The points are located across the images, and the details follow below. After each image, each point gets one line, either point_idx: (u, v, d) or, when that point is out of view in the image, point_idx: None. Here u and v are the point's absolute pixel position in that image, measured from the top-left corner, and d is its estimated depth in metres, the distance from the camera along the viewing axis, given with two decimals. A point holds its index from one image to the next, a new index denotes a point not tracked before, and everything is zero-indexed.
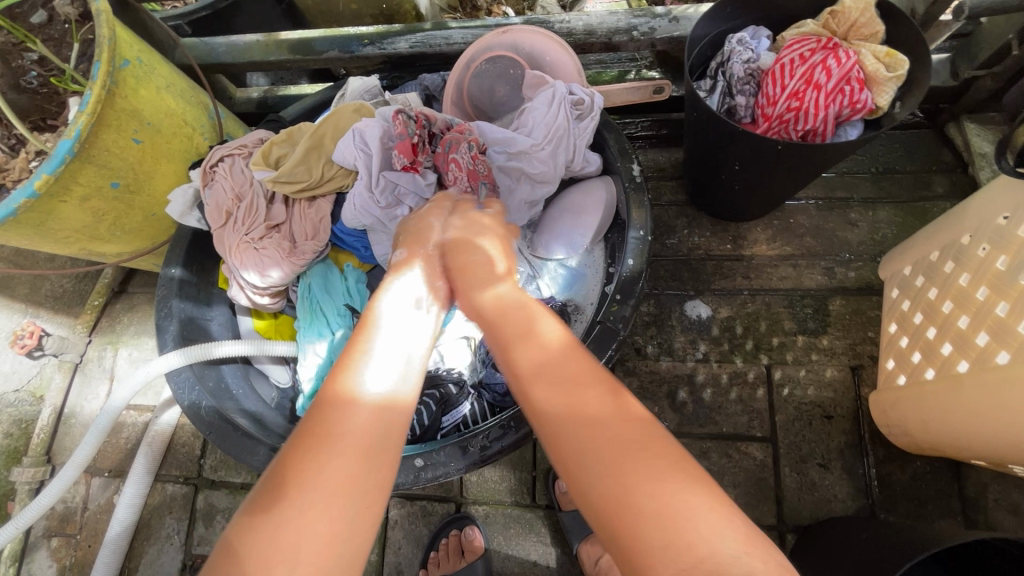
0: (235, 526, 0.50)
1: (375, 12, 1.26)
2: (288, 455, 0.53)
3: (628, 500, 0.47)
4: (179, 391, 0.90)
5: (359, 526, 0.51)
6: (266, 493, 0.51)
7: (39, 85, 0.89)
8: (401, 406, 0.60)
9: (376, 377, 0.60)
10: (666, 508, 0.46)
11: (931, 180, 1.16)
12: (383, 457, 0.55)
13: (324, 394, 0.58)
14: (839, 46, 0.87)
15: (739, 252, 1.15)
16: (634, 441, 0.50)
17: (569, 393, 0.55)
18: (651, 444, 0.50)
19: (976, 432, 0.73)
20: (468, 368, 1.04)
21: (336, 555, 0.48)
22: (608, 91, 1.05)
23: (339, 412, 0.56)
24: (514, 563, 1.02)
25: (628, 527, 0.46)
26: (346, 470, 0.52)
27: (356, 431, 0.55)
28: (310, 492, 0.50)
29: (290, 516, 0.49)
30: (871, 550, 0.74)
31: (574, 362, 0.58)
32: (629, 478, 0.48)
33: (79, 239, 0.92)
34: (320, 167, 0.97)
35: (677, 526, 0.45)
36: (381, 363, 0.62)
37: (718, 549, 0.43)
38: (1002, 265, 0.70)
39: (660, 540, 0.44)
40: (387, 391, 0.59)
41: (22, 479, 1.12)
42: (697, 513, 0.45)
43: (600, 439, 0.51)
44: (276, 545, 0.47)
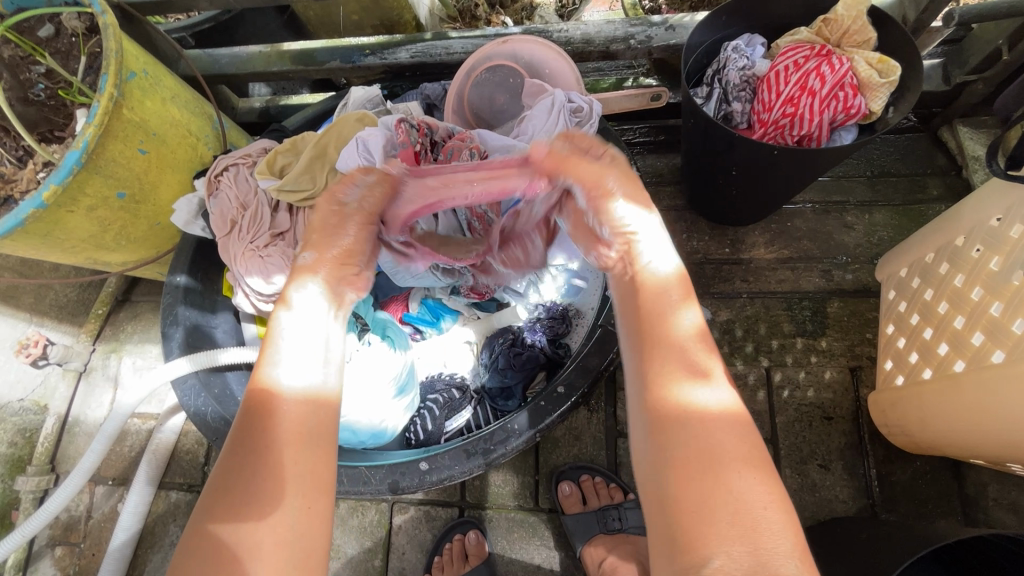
0: (196, 525, 0.50)
1: (376, 23, 1.27)
2: (236, 454, 0.53)
3: (703, 486, 0.48)
4: (184, 398, 0.91)
5: (314, 515, 0.52)
6: (232, 486, 0.51)
7: (47, 97, 0.91)
8: (326, 397, 0.57)
9: (294, 369, 0.57)
10: (740, 505, 0.47)
11: (926, 183, 1.17)
12: (320, 447, 0.54)
13: (248, 392, 0.56)
14: (832, 53, 0.89)
15: (737, 256, 1.16)
16: (726, 431, 0.50)
17: (669, 369, 0.54)
18: (737, 433, 0.50)
19: (975, 430, 0.74)
20: (471, 373, 1.06)
21: (295, 544, 0.50)
22: (607, 99, 1.07)
23: (268, 406, 0.54)
24: (518, 567, 1.02)
25: (690, 513, 0.47)
26: (292, 462, 0.52)
27: (290, 423, 0.54)
28: (265, 489, 0.51)
29: (250, 516, 0.49)
30: (873, 549, 0.75)
31: (682, 329, 0.57)
32: (712, 471, 0.48)
33: (85, 248, 0.93)
34: (323, 175, 0.97)
35: (749, 520, 0.46)
36: (298, 358, 0.58)
37: (784, 556, 0.44)
38: (995, 266, 0.71)
39: (717, 532, 0.46)
40: (303, 385, 0.56)
41: (27, 488, 1.12)
42: (767, 512, 0.47)
43: (704, 427, 0.50)
44: (245, 542, 0.48)
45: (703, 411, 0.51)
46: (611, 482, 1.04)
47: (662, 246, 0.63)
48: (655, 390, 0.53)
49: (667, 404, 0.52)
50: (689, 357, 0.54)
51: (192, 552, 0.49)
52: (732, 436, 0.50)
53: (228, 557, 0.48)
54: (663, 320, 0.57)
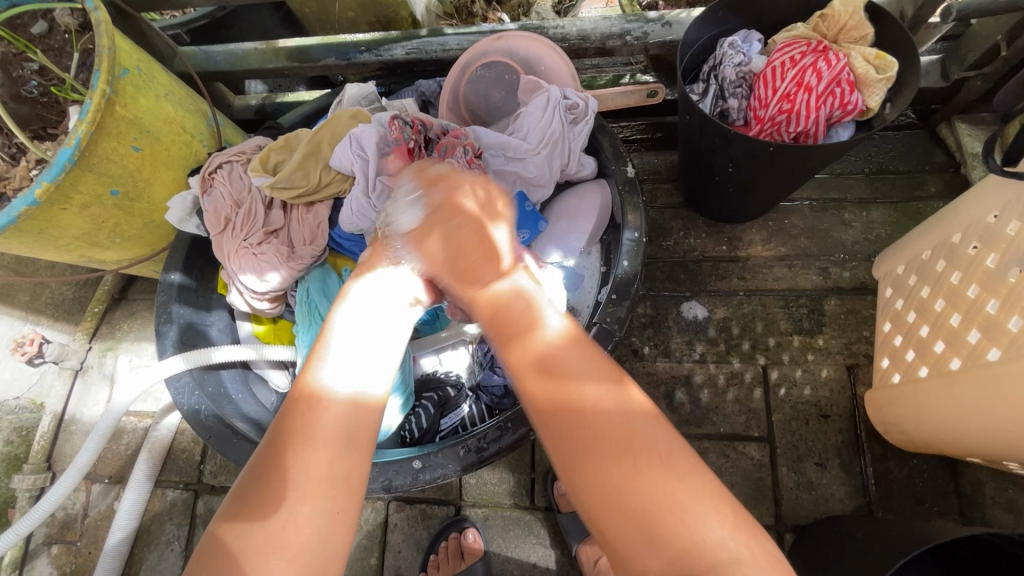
0: (220, 523, 0.52)
1: (372, 19, 1.27)
2: (272, 455, 0.55)
3: (612, 479, 0.51)
4: (178, 396, 0.91)
5: (338, 522, 0.53)
6: (256, 488, 0.53)
7: (40, 94, 0.90)
8: (371, 405, 0.60)
9: (340, 372, 0.60)
10: (662, 498, 0.49)
11: (924, 180, 1.17)
12: (354, 455, 0.56)
13: (295, 390, 0.59)
14: (828, 49, 0.89)
15: (734, 253, 1.15)
16: (616, 420, 0.54)
17: (548, 369, 0.58)
18: (621, 421, 0.54)
19: (971, 428, 0.73)
20: (466, 371, 1.05)
21: (315, 552, 0.51)
22: (603, 95, 1.06)
23: (310, 407, 0.57)
24: (514, 565, 1.02)
25: (609, 511, 0.51)
26: (324, 469, 0.54)
27: (327, 427, 0.56)
28: (294, 495, 0.52)
29: (276, 518, 0.51)
30: (868, 548, 0.74)
31: (569, 338, 0.61)
32: (618, 463, 0.51)
33: (79, 246, 0.93)
34: (317, 172, 0.98)
35: (672, 515, 0.49)
36: (346, 361, 0.61)
37: (703, 537, 0.48)
38: (992, 264, 0.71)
39: (636, 525, 0.49)
40: (352, 391, 0.59)
41: (23, 486, 1.12)
42: (690, 503, 0.49)
43: (607, 431, 0.53)
44: (268, 543, 0.50)
45: (580, 402, 0.55)
46: None
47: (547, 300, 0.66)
48: (534, 384, 0.58)
49: (549, 399, 0.57)
50: (567, 352, 0.59)
51: (206, 555, 0.50)
52: (639, 437, 0.53)
53: (250, 559, 0.49)
54: (531, 326, 0.62)
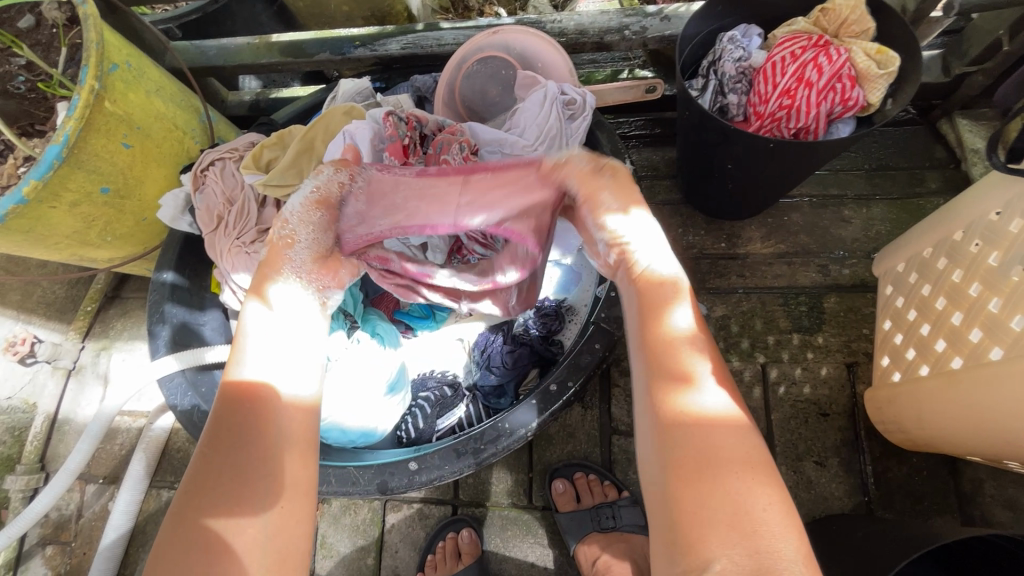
0: (168, 522, 0.51)
1: (366, 14, 1.25)
2: (222, 455, 0.54)
3: (703, 492, 0.46)
4: (172, 396, 0.90)
5: (286, 516, 0.53)
6: (204, 489, 0.52)
7: (27, 90, 0.88)
8: (305, 406, 0.59)
9: (264, 371, 0.58)
10: (737, 504, 0.45)
11: (924, 177, 1.16)
12: (296, 453, 0.56)
13: (221, 393, 0.57)
14: (829, 44, 0.87)
15: (733, 250, 1.15)
16: (730, 438, 0.48)
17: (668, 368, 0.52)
18: (741, 434, 0.49)
19: (973, 427, 0.73)
20: (463, 370, 1.04)
21: (267, 548, 0.51)
22: (600, 91, 1.05)
23: (245, 411, 0.55)
24: (511, 565, 1.01)
25: (692, 508, 0.46)
26: (266, 468, 0.53)
27: (267, 427, 0.55)
28: (244, 492, 0.52)
29: (229, 515, 0.51)
30: (870, 548, 0.74)
31: (699, 351, 0.54)
32: (711, 471, 0.47)
33: (69, 245, 0.91)
34: (311, 169, 0.96)
35: (752, 520, 0.45)
36: (266, 360, 0.59)
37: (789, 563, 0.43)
38: (994, 261, 0.70)
39: (730, 544, 0.44)
40: (287, 390, 0.58)
41: (16, 487, 1.11)
42: (769, 513, 0.45)
43: (699, 426, 0.49)
44: (226, 539, 0.50)
45: (702, 414, 0.50)
46: (605, 480, 1.03)
47: (659, 251, 0.62)
48: (657, 394, 0.52)
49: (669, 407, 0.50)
50: (699, 347, 0.54)
51: (165, 551, 0.50)
52: (731, 432, 0.49)
53: (203, 556, 0.49)
54: (671, 341, 0.54)
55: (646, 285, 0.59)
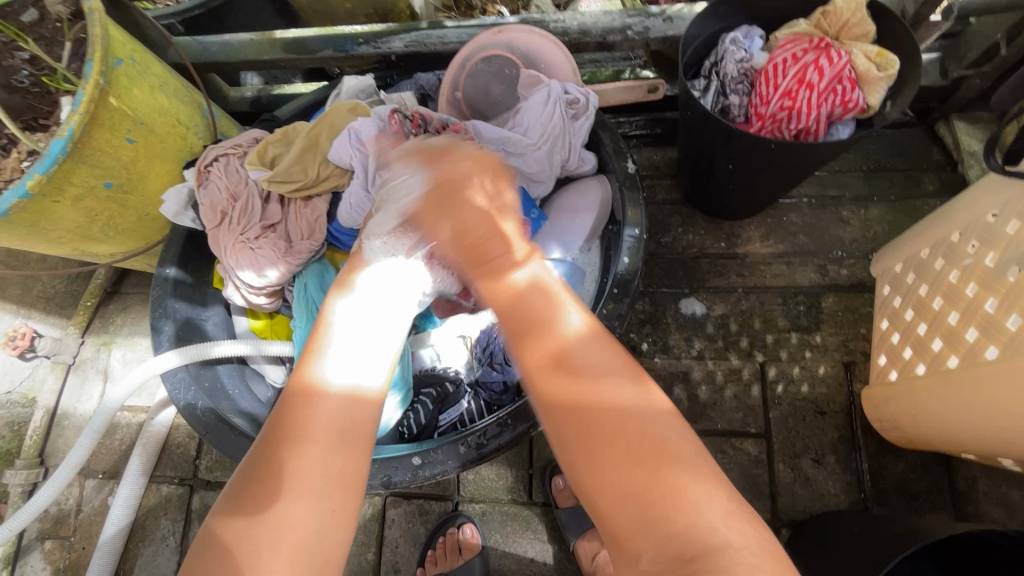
0: (217, 521, 0.53)
1: (369, 11, 1.26)
2: (271, 450, 0.56)
3: (626, 479, 0.52)
4: (174, 391, 0.90)
5: (335, 518, 0.54)
6: (252, 485, 0.54)
7: (31, 84, 0.88)
8: (367, 399, 0.61)
9: (341, 366, 0.61)
10: (649, 490, 0.51)
11: (921, 178, 1.17)
12: (351, 453, 0.57)
13: (291, 386, 0.60)
14: (830, 46, 0.88)
15: (733, 250, 1.16)
16: (634, 423, 0.54)
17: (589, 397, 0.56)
18: (644, 418, 0.55)
19: (968, 426, 0.74)
20: (465, 366, 1.05)
21: (314, 546, 0.52)
22: (604, 90, 1.06)
23: (304, 409, 0.57)
24: (511, 560, 1.02)
25: (618, 501, 0.53)
26: (319, 467, 0.55)
27: (321, 425, 0.57)
28: (292, 491, 0.53)
29: (269, 514, 0.52)
30: (867, 542, 0.75)
31: (594, 349, 0.59)
32: (633, 466, 0.52)
33: (72, 239, 0.91)
34: (315, 166, 0.97)
35: (667, 502, 0.51)
36: (345, 355, 0.62)
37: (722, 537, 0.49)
38: (991, 262, 0.71)
39: (653, 519, 0.51)
40: (349, 384, 0.60)
41: (15, 481, 1.11)
42: (685, 488, 0.51)
43: (603, 427, 0.54)
44: (266, 538, 0.51)
45: (602, 405, 0.55)
46: None
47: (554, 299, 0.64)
48: (563, 413, 0.57)
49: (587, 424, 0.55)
50: (587, 365, 0.58)
51: (212, 548, 0.52)
52: (632, 420, 0.54)
53: (253, 550, 0.51)
54: (565, 351, 0.59)
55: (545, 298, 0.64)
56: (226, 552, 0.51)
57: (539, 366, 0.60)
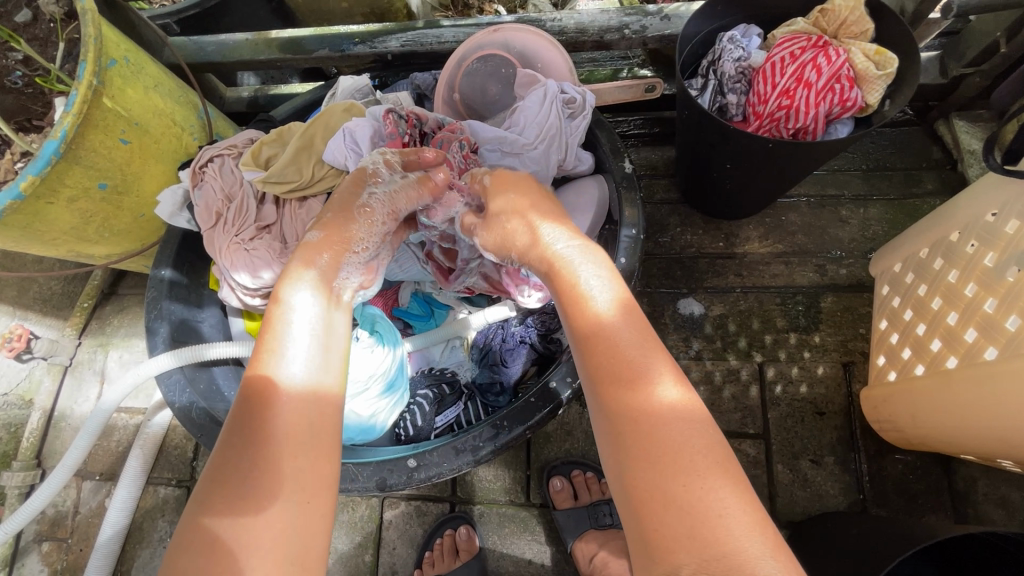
0: (192, 517, 0.51)
1: (366, 11, 1.25)
2: (235, 449, 0.54)
3: (667, 487, 0.46)
4: (169, 393, 0.89)
5: (308, 518, 0.53)
6: (217, 486, 0.52)
7: (24, 85, 0.88)
8: (326, 397, 0.59)
9: (298, 364, 0.59)
10: (689, 505, 0.45)
11: (921, 177, 1.16)
12: (318, 452, 0.56)
13: (248, 385, 0.58)
14: (828, 45, 0.88)
15: (731, 250, 1.15)
16: (682, 430, 0.49)
17: (623, 379, 0.53)
18: (695, 428, 0.49)
19: (968, 427, 0.73)
20: (462, 367, 1.04)
21: (291, 543, 0.51)
22: (600, 90, 1.04)
23: (264, 408, 0.56)
24: (509, 562, 1.02)
25: (657, 513, 0.46)
26: (285, 466, 0.53)
27: (285, 424, 0.55)
28: (261, 488, 0.52)
29: (239, 513, 0.51)
30: (866, 544, 0.74)
31: (632, 328, 0.56)
32: (674, 475, 0.47)
33: (67, 241, 0.91)
34: (310, 167, 0.96)
35: (709, 521, 0.44)
36: (303, 353, 0.60)
37: (752, 557, 0.42)
38: (990, 262, 0.71)
39: (690, 537, 0.44)
40: (307, 379, 0.59)
41: (12, 483, 1.10)
42: (730, 513, 0.44)
43: (647, 423, 0.50)
44: (236, 537, 0.50)
45: (657, 407, 0.50)
46: (602, 478, 1.03)
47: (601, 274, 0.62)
48: (609, 393, 0.53)
49: (620, 408, 0.51)
50: (643, 352, 0.54)
51: (180, 552, 0.50)
52: (687, 427, 0.49)
53: (228, 550, 0.49)
54: (604, 323, 0.56)
55: (572, 277, 0.62)
56: (196, 553, 0.49)
57: (586, 329, 0.57)
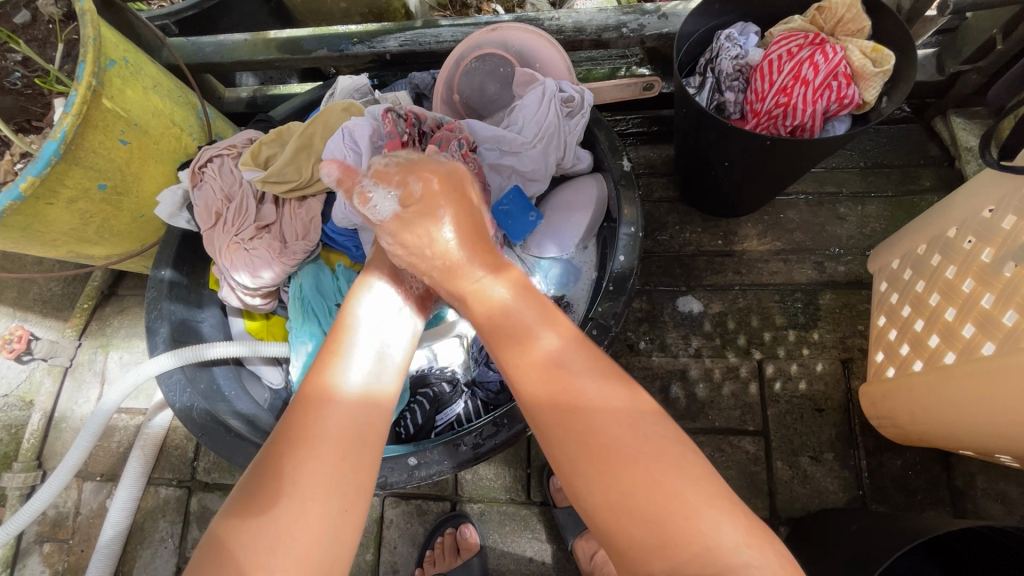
0: (230, 519, 0.52)
1: (364, 11, 1.26)
2: (282, 448, 0.55)
3: (642, 499, 0.52)
4: (171, 393, 0.89)
5: (346, 521, 0.54)
6: (263, 483, 0.53)
7: (23, 86, 0.87)
8: (380, 404, 0.62)
9: (359, 374, 0.63)
10: (670, 511, 0.51)
11: (919, 174, 1.17)
12: (363, 459, 0.57)
13: (308, 388, 0.60)
14: (825, 42, 0.88)
15: (730, 247, 1.15)
16: (642, 450, 0.54)
17: (583, 406, 0.57)
18: (654, 447, 0.54)
19: (966, 422, 0.74)
20: (461, 366, 1.05)
21: (325, 547, 0.52)
22: (598, 89, 1.05)
23: (319, 410, 0.58)
24: (510, 560, 1.02)
25: (625, 525, 0.53)
26: (334, 470, 0.54)
27: (339, 429, 0.57)
28: (304, 492, 0.53)
29: (283, 512, 0.52)
30: (867, 540, 0.74)
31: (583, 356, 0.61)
32: (647, 488, 0.52)
33: (67, 241, 0.91)
34: (309, 167, 0.97)
35: (686, 522, 0.51)
36: (365, 361, 0.64)
37: (728, 549, 0.50)
38: (987, 258, 0.71)
39: (657, 539, 0.51)
40: (363, 387, 0.61)
41: (13, 484, 1.11)
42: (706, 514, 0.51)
43: (608, 446, 0.54)
44: (273, 536, 0.51)
45: (614, 433, 0.55)
46: None
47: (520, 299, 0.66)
48: (564, 426, 0.57)
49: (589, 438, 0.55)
50: (606, 379, 0.59)
51: (217, 550, 0.50)
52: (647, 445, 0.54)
53: (265, 550, 0.50)
54: (559, 356, 0.61)
55: (509, 310, 0.66)
56: (236, 552, 0.50)
57: (536, 370, 0.60)
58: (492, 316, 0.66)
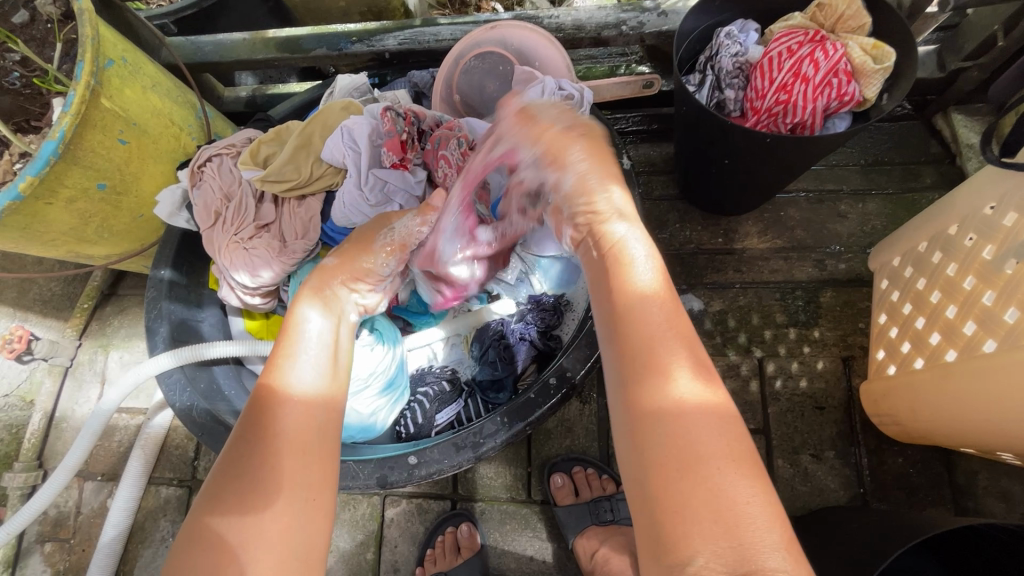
0: (198, 516, 0.52)
1: (363, 10, 1.26)
2: (242, 448, 0.54)
3: (688, 480, 0.46)
4: (170, 393, 0.90)
5: (316, 512, 0.54)
6: (224, 485, 0.52)
7: (22, 85, 0.88)
8: (330, 400, 0.60)
9: (307, 370, 0.60)
10: (715, 500, 0.45)
11: (920, 171, 1.16)
12: (324, 452, 0.57)
13: (259, 387, 0.58)
14: (825, 40, 0.88)
15: (730, 245, 1.15)
16: (706, 427, 0.48)
17: (657, 369, 0.51)
18: (717, 426, 0.49)
19: (968, 420, 0.73)
20: (462, 364, 1.06)
21: (298, 541, 0.51)
22: (599, 87, 1.04)
23: (275, 406, 0.56)
24: (510, 559, 1.02)
25: (678, 510, 0.46)
26: (294, 466, 0.54)
27: (294, 425, 0.56)
28: (270, 489, 0.52)
29: (248, 512, 0.51)
30: (869, 537, 0.74)
31: (670, 318, 0.54)
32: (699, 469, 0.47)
33: (67, 241, 0.91)
34: (308, 165, 0.96)
35: (730, 513, 0.45)
36: (315, 358, 0.62)
37: (764, 551, 0.44)
38: (988, 255, 0.71)
39: (708, 526, 0.45)
40: (313, 385, 0.59)
41: (14, 484, 1.11)
42: (754, 507, 0.45)
43: (676, 413, 0.49)
44: (242, 534, 0.50)
45: (683, 403, 0.49)
46: (603, 474, 1.04)
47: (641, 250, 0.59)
48: (642, 381, 0.51)
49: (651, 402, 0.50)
50: (690, 350, 0.53)
51: (189, 550, 0.50)
52: (712, 425, 0.48)
53: (235, 548, 0.49)
54: (641, 308, 0.55)
55: (618, 250, 0.60)
56: (207, 550, 0.49)
57: (620, 309, 0.56)
58: (606, 255, 0.61)
